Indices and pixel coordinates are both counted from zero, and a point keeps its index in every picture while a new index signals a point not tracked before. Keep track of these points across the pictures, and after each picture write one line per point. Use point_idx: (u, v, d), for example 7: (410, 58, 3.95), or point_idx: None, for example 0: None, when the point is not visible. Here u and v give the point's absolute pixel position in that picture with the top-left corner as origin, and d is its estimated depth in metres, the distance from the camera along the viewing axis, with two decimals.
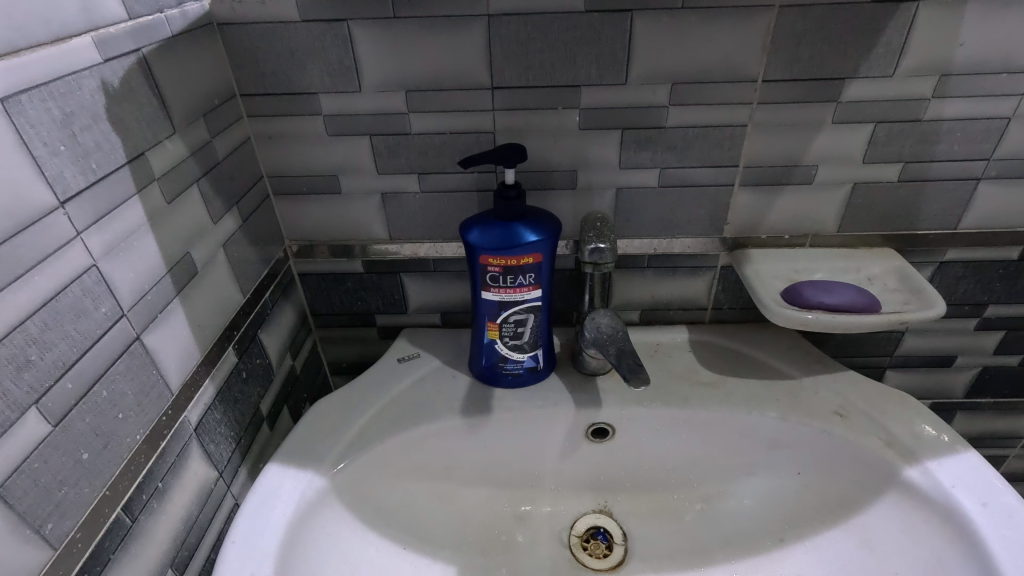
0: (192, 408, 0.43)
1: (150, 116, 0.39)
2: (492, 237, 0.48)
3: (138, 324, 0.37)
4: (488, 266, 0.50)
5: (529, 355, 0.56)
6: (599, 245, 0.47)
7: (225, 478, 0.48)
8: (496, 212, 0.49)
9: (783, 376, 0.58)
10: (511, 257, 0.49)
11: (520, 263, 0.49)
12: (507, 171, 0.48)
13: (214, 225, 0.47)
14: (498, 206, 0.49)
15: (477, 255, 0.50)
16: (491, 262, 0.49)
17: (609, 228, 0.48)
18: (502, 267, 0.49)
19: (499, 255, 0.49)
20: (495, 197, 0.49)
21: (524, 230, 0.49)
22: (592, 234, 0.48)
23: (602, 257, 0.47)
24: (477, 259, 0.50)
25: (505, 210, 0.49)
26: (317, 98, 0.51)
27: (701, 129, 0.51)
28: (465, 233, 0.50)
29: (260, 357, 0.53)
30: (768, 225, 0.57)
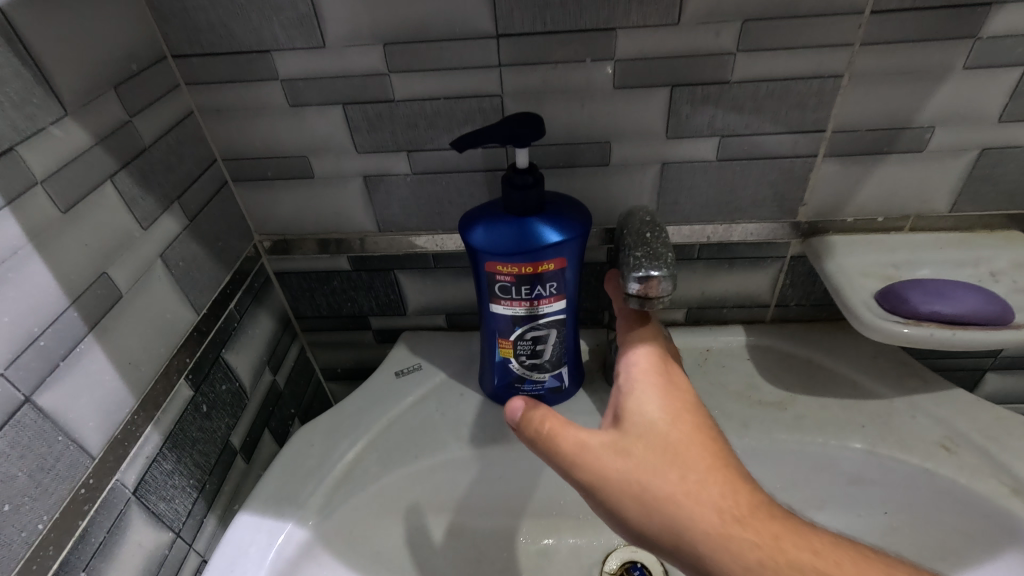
0: (126, 467, 0.34)
1: (18, 95, 0.28)
2: (502, 239, 0.37)
3: (25, 383, 0.28)
4: (496, 274, 0.39)
5: (552, 375, 0.46)
6: (652, 274, 0.30)
7: (185, 536, 0.39)
8: (507, 206, 0.38)
9: (869, 394, 0.46)
10: (527, 264, 0.38)
11: (538, 270, 0.38)
12: (520, 152, 0.37)
13: (145, 232, 0.36)
14: (508, 197, 0.37)
15: (482, 260, 0.39)
16: (499, 269, 0.38)
17: (666, 247, 0.32)
18: (516, 277, 0.38)
19: (510, 261, 0.38)
20: (504, 185, 0.38)
21: (543, 228, 0.37)
22: (642, 255, 0.32)
23: (656, 290, 0.31)
24: (483, 267, 0.39)
25: (518, 202, 0.37)
26: (271, 57, 0.39)
27: (779, 82, 0.38)
28: (465, 233, 0.39)
29: (227, 382, 0.44)
30: (857, 205, 0.44)
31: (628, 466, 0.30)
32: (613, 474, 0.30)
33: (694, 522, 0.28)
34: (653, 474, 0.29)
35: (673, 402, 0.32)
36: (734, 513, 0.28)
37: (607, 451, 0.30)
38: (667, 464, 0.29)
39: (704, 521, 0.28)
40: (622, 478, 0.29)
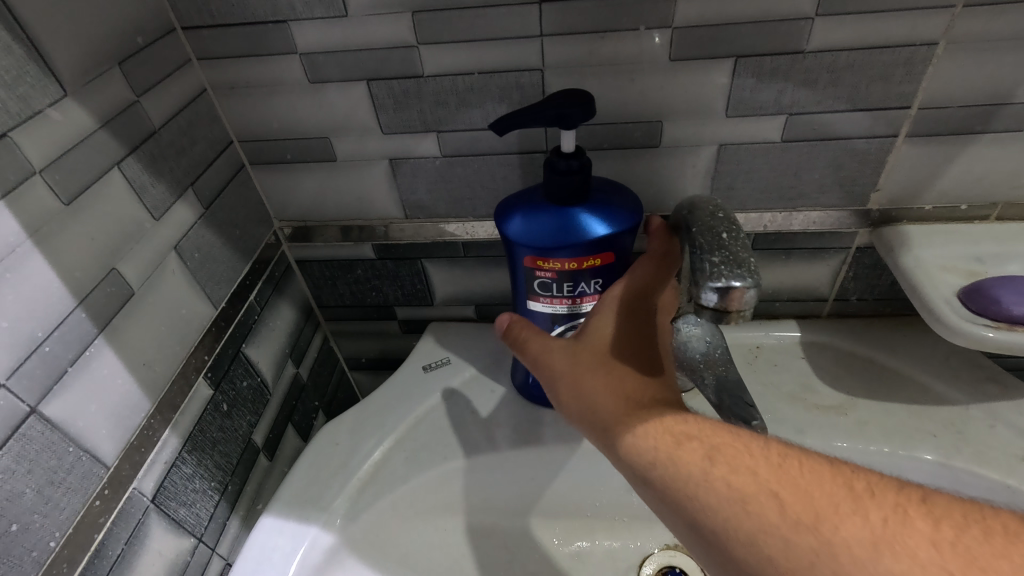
0: (144, 474, 0.32)
1: (9, 73, 0.25)
2: (543, 231, 0.34)
3: (30, 393, 0.26)
4: (536, 269, 0.35)
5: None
6: (733, 286, 0.23)
7: (209, 539, 0.38)
8: (549, 194, 0.34)
9: (939, 400, 0.42)
10: (572, 259, 0.34)
11: (582, 266, 0.35)
12: (566, 134, 0.33)
13: (158, 222, 0.34)
14: (549, 184, 0.34)
15: (521, 254, 0.35)
16: (539, 264, 0.35)
17: (746, 254, 0.25)
18: (558, 273, 0.35)
19: (552, 256, 0.34)
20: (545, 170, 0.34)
21: (588, 219, 0.34)
22: (718, 261, 0.25)
23: (737, 306, 0.24)
24: (520, 261, 0.36)
25: (562, 190, 0.34)
26: (288, 28, 0.35)
27: (861, 51, 0.33)
28: (501, 223, 0.35)
29: (248, 378, 0.42)
30: (938, 192, 0.39)
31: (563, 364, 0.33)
32: (552, 371, 0.33)
33: (598, 406, 0.31)
34: (574, 364, 0.32)
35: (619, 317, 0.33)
36: (633, 399, 0.30)
37: (548, 348, 0.34)
38: (594, 362, 0.32)
39: (605, 403, 0.31)
40: (557, 375, 0.33)
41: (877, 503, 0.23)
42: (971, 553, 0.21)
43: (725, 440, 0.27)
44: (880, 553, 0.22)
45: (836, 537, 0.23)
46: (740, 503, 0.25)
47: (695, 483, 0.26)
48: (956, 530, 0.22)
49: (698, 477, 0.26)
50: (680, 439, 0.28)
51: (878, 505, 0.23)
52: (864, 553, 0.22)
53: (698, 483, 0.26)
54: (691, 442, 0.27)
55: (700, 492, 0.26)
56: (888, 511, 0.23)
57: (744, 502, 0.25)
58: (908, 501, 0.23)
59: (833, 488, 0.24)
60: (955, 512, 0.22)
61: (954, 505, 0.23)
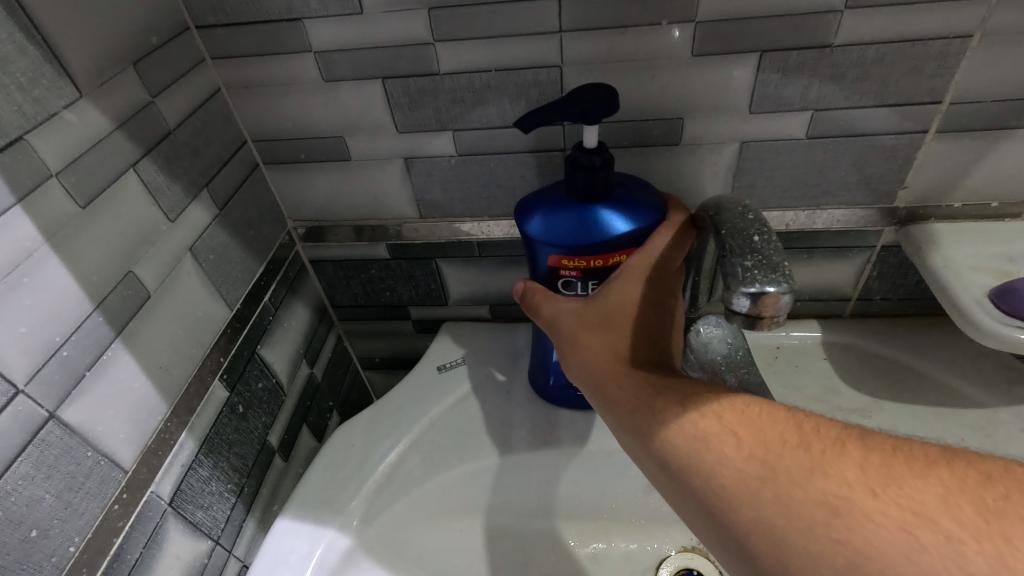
0: (161, 478, 0.32)
1: (24, 76, 0.25)
2: (568, 230, 0.33)
3: (48, 398, 0.26)
4: (560, 270, 0.35)
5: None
6: (767, 291, 0.23)
7: (225, 540, 0.38)
8: (572, 191, 0.34)
9: (967, 402, 0.41)
10: (598, 257, 0.34)
11: (609, 263, 0.34)
12: (589, 129, 0.32)
13: (173, 224, 0.33)
14: (572, 180, 0.33)
15: (545, 253, 0.35)
16: (565, 263, 0.34)
17: (779, 257, 0.24)
18: (583, 272, 0.34)
19: (578, 254, 0.34)
20: (566, 166, 0.33)
21: (613, 215, 0.33)
22: (751, 264, 0.24)
23: (771, 311, 0.23)
24: (544, 261, 0.35)
25: (585, 186, 0.33)
26: (302, 26, 0.35)
27: (892, 45, 0.32)
28: (522, 223, 0.35)
29: (263, 379, 0.42)
30: (968, 189, 0.38)
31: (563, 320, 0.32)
32: (553, 329, 0.33)
33: (583, 359, 0.31)
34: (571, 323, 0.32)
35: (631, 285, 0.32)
36: (620, 354, 0.30)
37: (548, 308, 0.33)
38: (596, 321, 0.31)
39: (589, 355, 0.30)
40: (557, 331, 0.32)
41: (819, 437, 0.23)
42: (895, 475, 0.21)
43: (696, 388, 0.27)
44: (816, 476, 0.22)
45: (780, 464, 0.23)
46: (702, 440, 0.25)
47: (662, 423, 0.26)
48: (885, 457, 0.22)
49: (666, 419, 0.26)
50: (650, 386, 0.28)
51: (820, 439, 0.23)
52: (802, 477, 0.22)
53: (662, 423, 0.26)
54: (666, 391, 0.27)
55: (662, 431, 0.26)
56: (829, 443, 0.23)
57: (701, 437, 0.25)
58: (847, 435, 0.23)
59: (781, 425, 0.24)
60: (886, 442, 0.22)
61: (887, 438, 0.23)
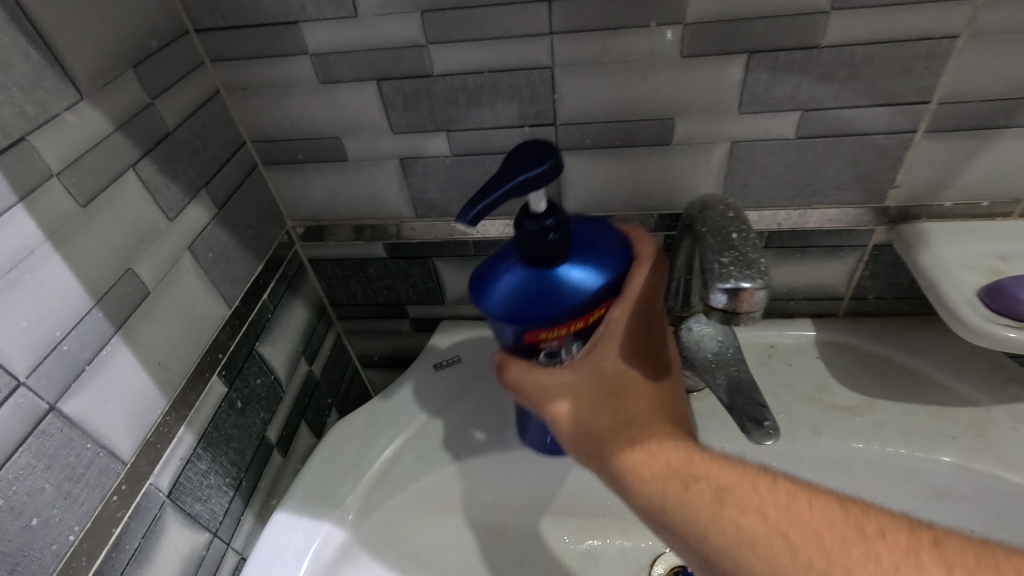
0: (160, 470, 0.33)
1: (27, 79, 0.26)
2: (540, 303, 0.32)
3: (49, 391, 0.26)
4: (541, 343, 0.33)
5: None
6: (744, 287, 0.23)
7: (224, 534, 0.39)
8: (536, 259, 0.32)
9: (961, 401, 0.41)
10: (578, 319, 0.32)
11: (589, 321, 0.33)
12: (535, 194, 0.30)
13: (172, 222, 0.34)
14: (532, 249, 0.31)
15: (521, 333, 0.33)
16: (545, 337, 0.33)
17: (757, 257, 0.25)
18: (565, 338, 0.33)
19: (557, 325, 0.32)
20: (517, 236, 0.32)
21: (582, 271, 0.32)
22: (729, 263, 0.25)
23: (748, 306, 0.24)
24: (522, 339, 0.33)
25: (545, 253, 0.31)
26: (299, 29, 0.36)
27: (880, 45, 0.33)
28: (490, 306, 0.33)
29: (262, 375, 0.43)
30: (959, 189, 0.38)
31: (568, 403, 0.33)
32: (553, 407, 0.33)
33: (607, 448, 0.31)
34: (585, 411, 0.32)
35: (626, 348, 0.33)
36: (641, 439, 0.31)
37: (556, 392, 0.33)
38: (605, 397, 0.33)
39: (614, 445, 0.31)
40: (561, 413, 0.33)
41: (886, 545, 0.24)
42: None
43: (733, 479, 0.28)
44: None
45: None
46: (747, 544, 0.25)
47: (704, 524, 0.27)
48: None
49: (707, 519, 0.27)
50: (686, 481, 0.28)
51: (888, 547, 0.23)
52: None
53: (707, 525, 0.27)
54: (699, 482, 0.28)
55: (710, 534, 0.26)
56: (898, 552, 0.23)
57: (752, 544, 0.25)
58: (919, 544, 0.23)
59: (842, 530, 0.24)
60: (967, 556, 0.22)
61: (963, 547, 0.23)
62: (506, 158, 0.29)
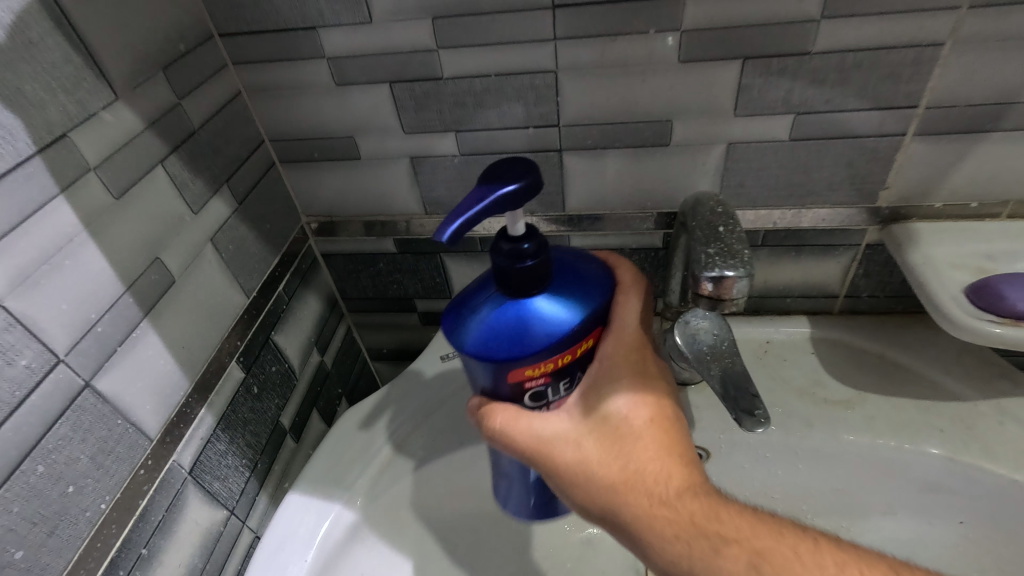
0: (183, 447, 0.35)
1: (69, 80, 0.28)
2: (524, 337, 0.30)
3: (84, 368, 0.28)
4: (527, 381, 0.32)
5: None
6: (727, 275, 0.26)
7: (239, 513, 0.41)
8: (517, 289, 0.31)
9: (950, 396, 0.43)
10: (563, 353, 0.31)
11: (575, 355, 0.32)
12: (514, 219, 0.30)
13: (196, 215, 0.36)
14: (512, 279, 0.30)
15: (505, 373, 0.31)
16: (531, 374, 0.31)
17: (740, 244, 0.27)
18: (551, 374, 0.32)
19: (543, 360, 0.31)
20: (496, 266, 0.30)
21: (566, 299, 0.31)
22: (714, 253, 0.27)
23: (730, 293, 0.26)
24: (506, 378, 0.31)
25: (526, 283, 0.30)
26: (317, 34, 0.38)
27: (868, 51, 0.34)
28: (470, 344, 0.31)
29: (276, 364, 0.45)
30: (948, 190, 0.40)
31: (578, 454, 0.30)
32: (556, 460, 0.30)
33: (621, 504, 0.28)
34: (594, 463, 0.29)
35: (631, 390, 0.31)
36: (660, 495, 0.28)
37: (560, 443, 0.30)
38: (613, 446, 0.29)
39: (631, 503, 0.28)
40: (566, 464, 0.30)
41: None
42: None
43: (767, 543, 0.27)
44: None
45: None
46: None
47: None
48: None
49: None
50: (717, 545, 0.27)
51: None
52: None
53: None
54: (732, 547, 0.27)
55: None
56: None
57: None
58: None
59: None
60: None
61: None
62: (484, 175, 0.29)
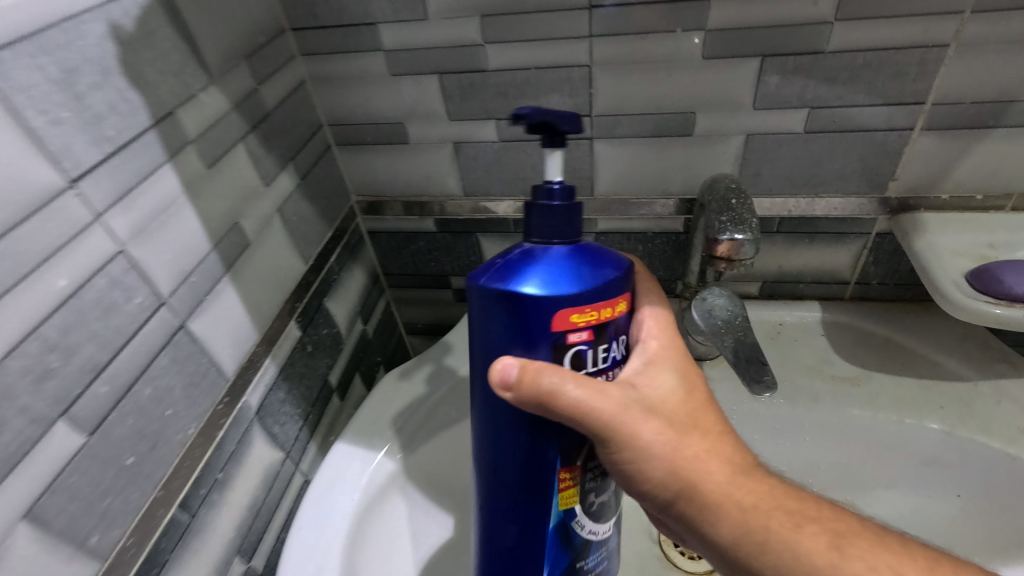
0: (252, 390, 0.40)
1: (177, 64, 0.33)
2: (568, 278, 0.31)
3: (181, 311, 0.33)
4: (569, 330, 0.31)
5: (595, 549, 0.36)
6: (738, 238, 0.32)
7: (293, 457, 0.45)
8: (553, 233, 0.32)
9: (951, 377, 0.46)
10: (604, 303, 0.31)
11: (613, 313, 0.32)
12: (552, 158, 0.32)
13: (268, 187, 0.41)
14: (552, 219, 0.32)
15: (549, 317, 0.30)
16: (575, 321, 0.31)
17: (747, 209, 0.34)
18: (593, 327, 0.31)
19: (587, 305, 0.31)
20: (536, 207, 0.32)
21: (602, 252, 0.32)
22: (725, 219, 0.33)
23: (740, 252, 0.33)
24: (550, 326, 0.30)
25: (564, 229, 0.32)
26: (377, 29, 0.42)
27: (877, 52, 0.37)
28: (515, 286, 0.30)
29: (327, 327, 0.50)
30: (954, 182, 0.43)
31: (653, 431, 0.30)
32: (636, 429, 0.30)
33: (704, 477, 0.30)
34: (673, 435, 0.31)
35: (685, 374, 0.34)
36: (736, 468, 0.31)
37: (640, 413, 0.30)
38: (686, 422, 0.32)
39: (713, 474, 0.30)
40: (646, 434, 0.30)
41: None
42: None
43: (838, 525, 0.30)
44: None
45: None
46: None
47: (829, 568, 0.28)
48: None
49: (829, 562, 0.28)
50: (794, 519, 0.29)
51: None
52: None
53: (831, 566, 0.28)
54: (810, 525, 0.29)
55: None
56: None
57: None
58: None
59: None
60: None
61: None
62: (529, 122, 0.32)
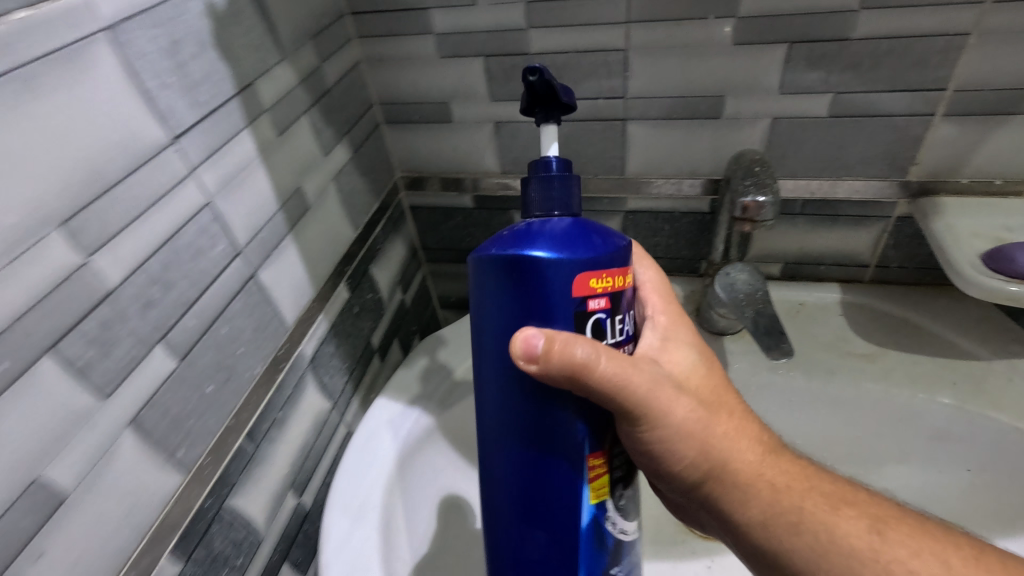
0: (307, 340, 0.44)
1: (257, 41, 0.37)
2: (583, 244, 0.31)
3: (253, 262, 0.37)
4: (587, 296, 0.31)
5: (627, 553, 0.35)
6: (760, 199, 0.37)
7: (339, 408, 0.49)
8: (551, 203, 0.33)
9: (965, 356, 0.47)
10: (616, 271, 0.31)
11: (623, 283, 0.32)
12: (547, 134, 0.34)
13: (326, 157, 0.45)
14: (551, 190, 0.33)
15: (566, 281, 0.30)
16: (591, 288, 0.30)
17: (770, 175, 0.38)
18: (609, 294, 0.31)
19: (602, 272, 0.31)
20: (540, 180, 0.33)
21: (605, 225, 0.33)
22: (750, 183, 0.38)
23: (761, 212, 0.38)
24: (568, 291, 0.30)
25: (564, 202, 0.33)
26: (430, 14, 0.46)
27: (901, 39, 0.40)
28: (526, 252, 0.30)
29: (372, 292, 0.53)
30: (974, 168, 0.45)
31: (690, 410, 0.33)
32: (671, 408, 0.33)
33: (732, 457, 0.34)
34: (703, 416, 0.34)
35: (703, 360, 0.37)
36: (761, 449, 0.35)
37: (675, 394, 0.33)
38: (712, 404, 0.35)
39: (741, 454, 0.34)
40: (682, 414, 0.33)
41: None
42: None
43: (872, 508, 0.32)
44: None
45: None
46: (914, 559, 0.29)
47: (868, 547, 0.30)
48: None
49: (868, 541, 0.30)
50: (825, 499, 0.32)
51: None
52: None
53: (867, 543, 0.30)
54: (846, 508, 0.32)
55: (880, 552, 0.30)
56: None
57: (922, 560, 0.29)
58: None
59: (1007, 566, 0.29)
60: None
61: None
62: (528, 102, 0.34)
